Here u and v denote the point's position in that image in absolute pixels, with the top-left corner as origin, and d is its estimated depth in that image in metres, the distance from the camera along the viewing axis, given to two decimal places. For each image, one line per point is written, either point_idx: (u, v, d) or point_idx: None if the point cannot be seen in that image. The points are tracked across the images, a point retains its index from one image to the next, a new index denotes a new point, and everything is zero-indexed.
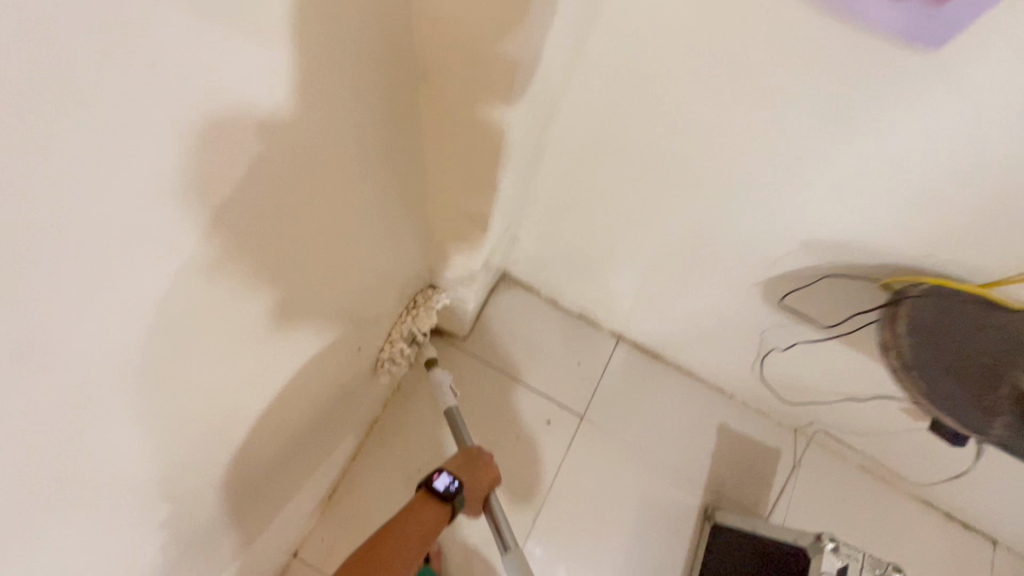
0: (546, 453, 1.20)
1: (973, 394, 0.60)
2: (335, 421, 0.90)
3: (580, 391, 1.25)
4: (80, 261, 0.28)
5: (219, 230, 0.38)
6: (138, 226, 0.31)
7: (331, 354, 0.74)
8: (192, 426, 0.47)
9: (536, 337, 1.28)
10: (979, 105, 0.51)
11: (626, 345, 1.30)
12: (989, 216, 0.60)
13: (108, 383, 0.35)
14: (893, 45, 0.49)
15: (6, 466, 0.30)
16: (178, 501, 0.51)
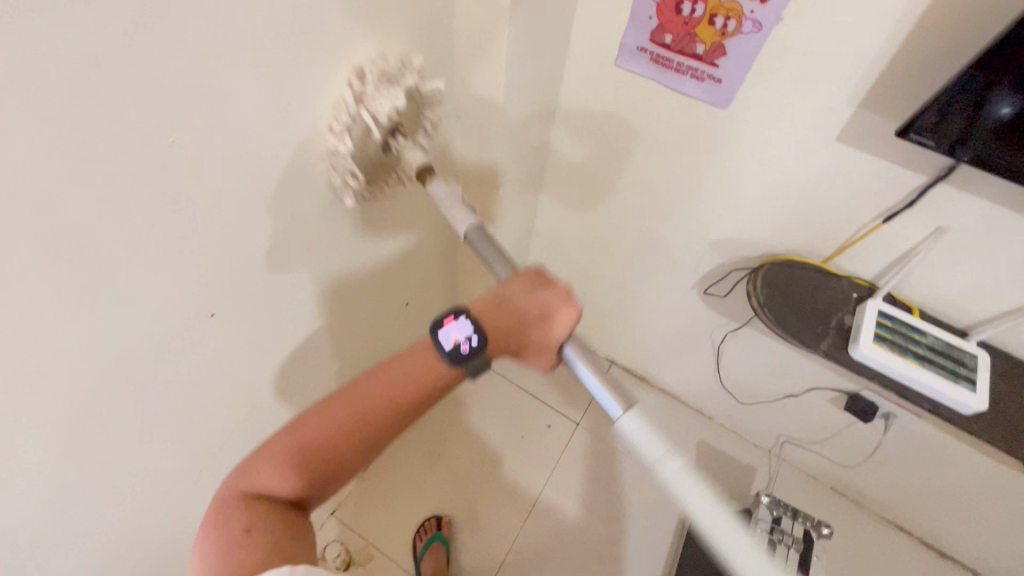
0: (546, 452, 1.38)
1: (809, 325, 0.79)
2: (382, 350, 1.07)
3: (578, 402, 1.45)
4: (223, 233, 0.54)
5: (296, 225, 0.63)
6: (262, 221, 0.59)
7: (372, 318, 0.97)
8: (262, 358, 0.73)
9: (540, 357, 1.51)
10: (788, 137, 0.73)
11: (617, 369, 1.51)
12: (826, 225, 0.79)
13: (223, 308, 0.61)
14: (705, 105, 0.75)
15: (166, 342, 0.57)
16: (241, 414, 0.76)
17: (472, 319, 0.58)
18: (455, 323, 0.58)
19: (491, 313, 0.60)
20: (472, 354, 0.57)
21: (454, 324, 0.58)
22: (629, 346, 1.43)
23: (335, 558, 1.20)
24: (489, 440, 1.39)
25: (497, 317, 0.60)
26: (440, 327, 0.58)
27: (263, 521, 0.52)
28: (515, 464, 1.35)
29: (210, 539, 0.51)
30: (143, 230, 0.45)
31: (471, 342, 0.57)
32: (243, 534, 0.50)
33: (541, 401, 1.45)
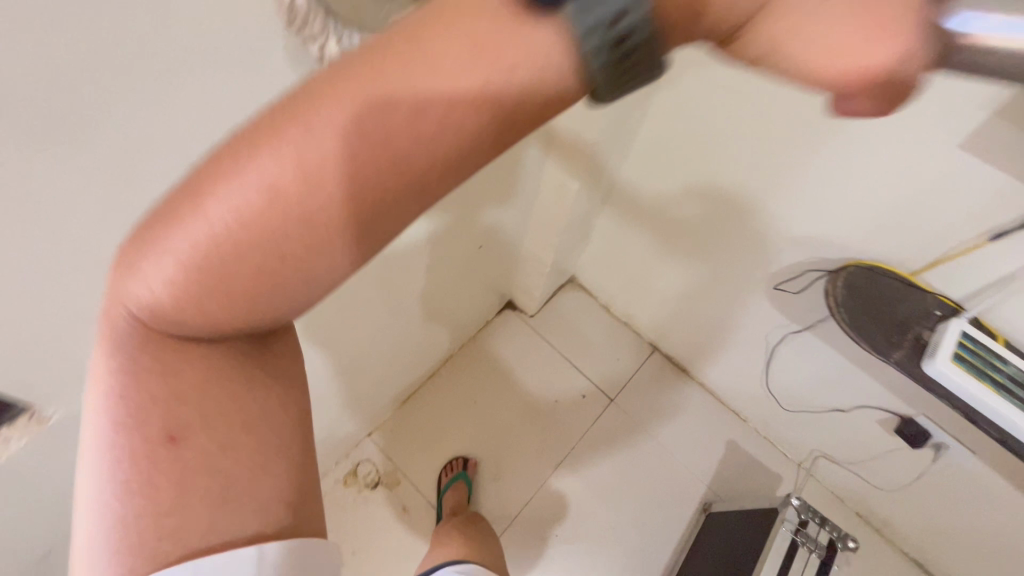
0: (576, 420, 1.41)
1: (884, 332, 0.79)
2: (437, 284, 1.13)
3: (615, 380, 1.47)
4: None
5: None
6: None
7: (442, 249, 1.02)
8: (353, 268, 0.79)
9: (586, 330, 1.54)
10: (907, 141, 0.71)
11: (659, 356, 1.52)
12: (923, 237, 0.78)
13: None
14: (825, 94, 0.74)
15: None
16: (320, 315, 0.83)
17: None
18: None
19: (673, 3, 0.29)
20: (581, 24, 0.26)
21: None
22: (677, 335, 1.43)
23: (366, 476, 1.28)
24: (524, 398, 1.43)
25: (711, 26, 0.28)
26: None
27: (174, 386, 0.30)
28: (545, 426, 1.40)
29: (110, 361, 0.30)
30: None
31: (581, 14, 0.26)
32: (167, 443, 0.30)
33: (579, 371, 1.48)
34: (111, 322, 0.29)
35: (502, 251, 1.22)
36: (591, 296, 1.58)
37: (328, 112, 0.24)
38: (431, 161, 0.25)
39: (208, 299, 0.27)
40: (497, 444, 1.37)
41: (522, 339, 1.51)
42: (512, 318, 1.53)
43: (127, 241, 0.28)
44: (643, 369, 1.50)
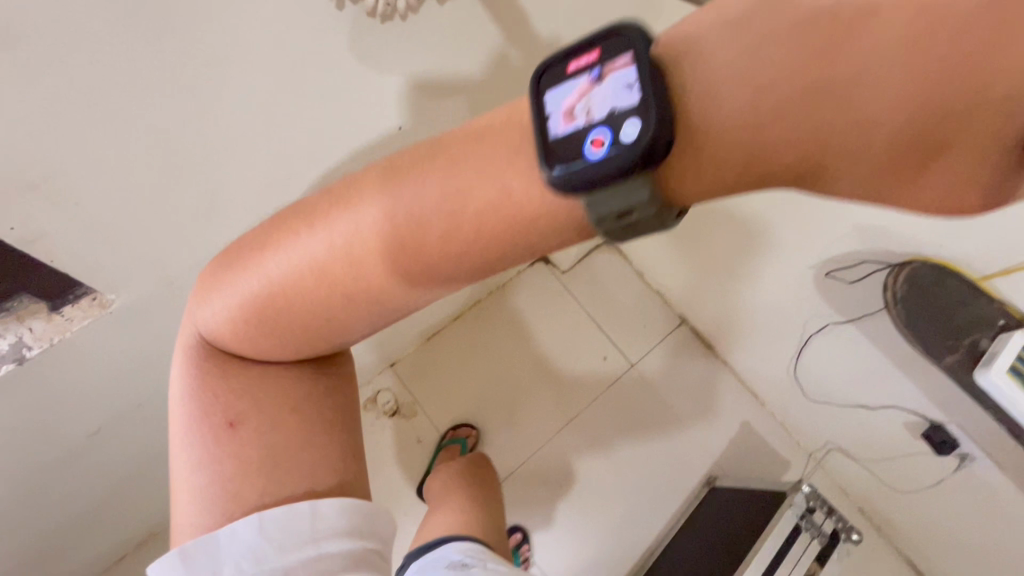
0: (594, 380, 1.42)
1: (941, 335, 0.77)
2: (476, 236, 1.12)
3: (639, 346, 1.47)
4: None
5: None
6: None
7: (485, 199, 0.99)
8: None
9: (617, 293, 1.52)
10: None
11: (686, 328, 1.51)
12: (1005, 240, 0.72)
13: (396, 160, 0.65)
14: None
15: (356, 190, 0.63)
16: None
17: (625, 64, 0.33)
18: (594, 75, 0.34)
19: (735, 76, 0.31)
20: (615, 148, 0.32)
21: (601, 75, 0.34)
22: (708, 309, 1.41)
23: (385, 404, 1.33)
24: (544, 352, 1.44)
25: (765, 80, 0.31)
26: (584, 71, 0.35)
27: (255, 404, 0.49)
28: (562, 381, 1.41)
29: (189, 368, 0.50)
30: None
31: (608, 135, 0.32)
32: (227, 429, 0.49)
33: (603, 333, 1.48)
34: (189, 335, 0.51)
35: None
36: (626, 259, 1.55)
37: (404, 198, 0.39)
38: (467, 271, 0.41)
39: (267, 319, 0.46)
40: (514, 394, 1.39)
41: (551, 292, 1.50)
42: (543, 271, 1.52)
43: (232, 283, 0.47)
44: (667, 339, 1.49)
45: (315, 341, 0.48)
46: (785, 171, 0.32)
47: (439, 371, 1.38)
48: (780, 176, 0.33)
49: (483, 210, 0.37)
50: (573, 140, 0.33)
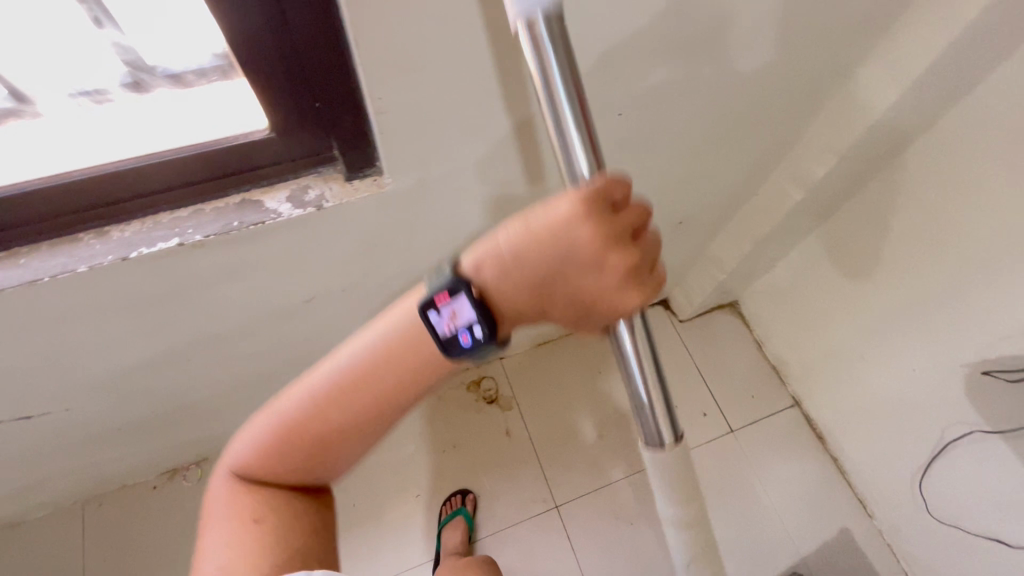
0: (690, 432, 1.42)
1: None
2: None
3: (742, 414, 1.44)
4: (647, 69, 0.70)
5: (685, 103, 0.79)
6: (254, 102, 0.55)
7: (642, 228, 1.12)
8: None
9: (729, 357, 1.51)
10: None
11: (797, 412, 1.45)
12: None
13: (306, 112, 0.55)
14: None
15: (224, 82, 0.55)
16: None
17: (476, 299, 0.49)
18: (455, 301, 0.49)
19: (522, 274, 0.49)
20: (477, 340, 0.50)
21: (449, 303, 0.49)
22: (829, 398, 1.35)
23: (486, 390, 1.41)
24: None
25: (533, 292, 0.50)
26: (434, 306, 0.49)
27: (265, 504, 0.59)
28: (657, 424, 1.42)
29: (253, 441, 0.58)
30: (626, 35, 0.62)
31: (479, 327, 0.49)
32: (249, 522, 0.58)
33: (708, 392, 1.47)
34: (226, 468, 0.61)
35: (688, 246, 1.26)
36: (747, 327, 1.55)
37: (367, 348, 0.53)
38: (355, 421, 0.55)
39: (285, 443, 0.56)
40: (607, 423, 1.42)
41: (664, 339, 1.53)
42: (661, 316, 1.57)
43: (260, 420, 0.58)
44: (775, 417, 1.44)
45: (312, 465, 0.59)
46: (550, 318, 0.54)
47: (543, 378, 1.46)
48: (561, 302, 0.51)
49: (380, 362, 0.53)
50: (449, 343, 0.50)
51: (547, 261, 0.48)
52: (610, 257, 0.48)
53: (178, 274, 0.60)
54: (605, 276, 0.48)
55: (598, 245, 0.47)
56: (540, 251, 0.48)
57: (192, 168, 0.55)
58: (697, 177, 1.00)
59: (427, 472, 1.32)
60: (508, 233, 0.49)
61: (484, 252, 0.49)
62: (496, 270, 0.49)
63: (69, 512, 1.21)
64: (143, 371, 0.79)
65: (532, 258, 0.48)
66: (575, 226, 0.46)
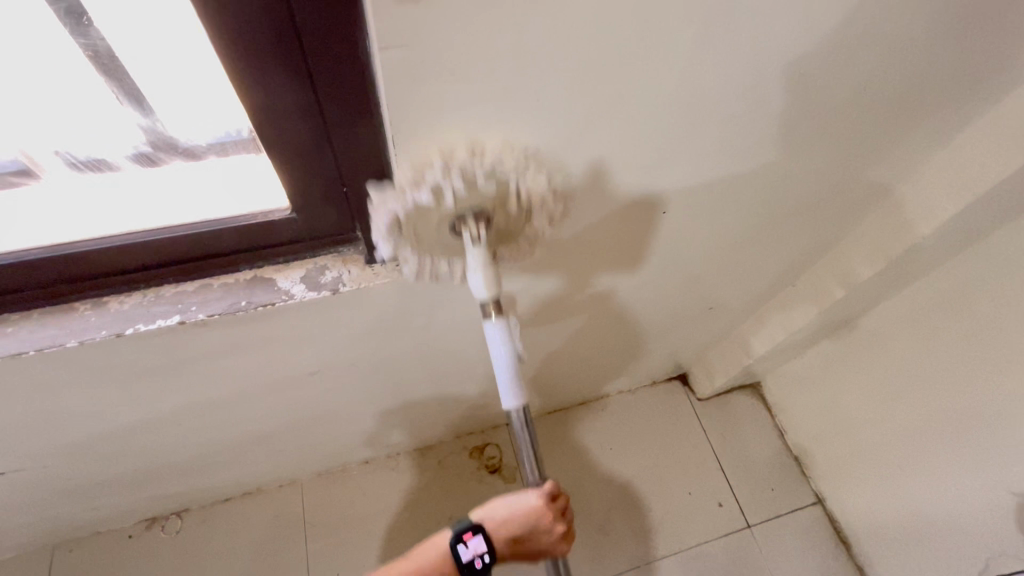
0: (704, 523, 1.32)
1: None
2: (646, 336, 1.18)
3: (760, 508, 1.35)
4: (699, 165, 0.66)
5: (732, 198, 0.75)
6: (270, 180, 0.53)
7: (670, 308, 1.07)
8: (615, 281, 0.90)
9: (749, 443, 1.43)
10: None
11: (819, 511, 1.35)
12: None
13: (331, 192, 0.51)
14: None
15: (240, 156, 0.53)
16: (557, 303, 0.91)
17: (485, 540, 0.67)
18: (475, 538, 0.67)
19: (502, 532, 0.69)
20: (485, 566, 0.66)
21: (472, 541, 0.67)
22: (856, 501, 1.26)
23: (489, 458, 1.33)
24: (658, 473, 1.38)
25: (510, 543, 0.70)
26: (462, 541, 0.67)
27: None
28: (668, 510, 1.33)
29: None
30: (682, 136, 0.59)
31: (487, 556, 0.67)
32: None
33: (725, 479, 1.38)
34: None
35: (715, 327, 1.20)
36: (768, 411, 1.47)
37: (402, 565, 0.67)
38: None
39: None
40: (614, 505, 1.32)
41: (681, 416, 1.45)
42: (679, 391, 1.49)
43: None
44: (796, 514, 1.34)
45: None
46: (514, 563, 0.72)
47: (549, 449, 1.37)
48: (525, 549, 0.71)
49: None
50: (466, 568, 0.66)
51: (525, 524, 0.69)
52: (557, 526, 0.69)
53: (178, 349, 0.55)
54: (553, 537, 0.69)
55: (551, 519, 0.69)
56: (510, 529, 0.69)
57: (204, 244, 0.52)
58: (733, 264, 0.96)
59: (418, 544, 1.23)
60: (495, 507, 0.71)
61: (489, 511, 0.71)
62: (501, 517, 0.69)
63: (37, 555, 1.13)
64: (131, 432, 0.73)
65: (516, 521, 0.69)
66: (538, 509, 0.68)
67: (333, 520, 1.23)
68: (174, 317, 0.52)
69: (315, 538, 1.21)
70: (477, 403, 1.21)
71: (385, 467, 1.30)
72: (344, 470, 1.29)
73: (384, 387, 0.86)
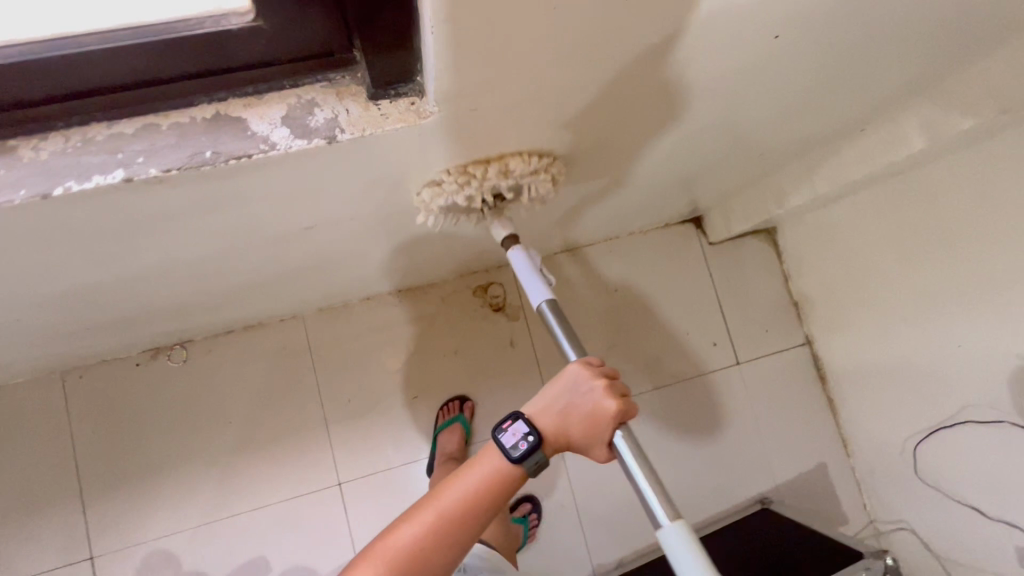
0: (698, 360, 1.39)
1: None
2: (676, 179, 1.05)
3: (752, 348, 1.41)
4: None
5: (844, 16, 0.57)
6: None
7: (712, 151, 0.93)
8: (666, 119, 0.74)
9: (753, 288, 1.42)
10: None
11: (806, 351, 1.42)
12: None
13: None
14: None
15: None
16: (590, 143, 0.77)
17: (527, 423, 0.66)
18: (511, 427, 0.66)
19: (546, 412, 0.67)
20: (530, 448, 0.65)
21: (511, 429, 0.66)
22: (846, 346, 1.31)
23: (494, 297, 1.31)
24: (660, 314, 1.39)
25: (556, 420, 0.67)
26: (502, 432, 0.66)
27: None
28: (666, 348, 1.38)
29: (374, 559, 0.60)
30: None
31: (530, 438, 0.65)
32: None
33: (723, 321, 1.41)
34: None
35: (752, 172, 1.08)
36: (778, 258, 1.44)
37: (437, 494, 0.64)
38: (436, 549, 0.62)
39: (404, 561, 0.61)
40: (615, 344, 1.36)
41: (690, 260, 1.42)
42: (691, 235, 1.43)
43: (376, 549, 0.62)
44: (784, 354, 1.41)
45: None
46: (585, 432, 0.66)
47: (554, 290, 1.35)
48: (576, 426, 0.66)
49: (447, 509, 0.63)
50: (511, 453, 0.64)
51: (560, 410, 0.67)
52: (600, 383, 0.66)
53: (127, 208, 0.43)
54: (597, 397, 0.65)
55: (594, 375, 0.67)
56: (558, 392, 0.68)
57: (133, 63, 0.36)
58: (803, 105, 0.80)
59: (424, 374, 1.27)
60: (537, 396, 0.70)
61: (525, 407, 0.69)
62: (533, 412, 0.68)
63: (49, 381, 1.15)
64: (105, 288, 0.64)
65: (554, 401, 0.68)
66: (578, 371, 0.67)
67: (340, 352, 1.25)
68: (125, 169, 0.38)
69: (324, 369, 1.24)
70: (484, 245, 1.14)
71: (388, 304, 1.27)
72: (346, 307, 1.26)
73: (390, 238, 0.76)
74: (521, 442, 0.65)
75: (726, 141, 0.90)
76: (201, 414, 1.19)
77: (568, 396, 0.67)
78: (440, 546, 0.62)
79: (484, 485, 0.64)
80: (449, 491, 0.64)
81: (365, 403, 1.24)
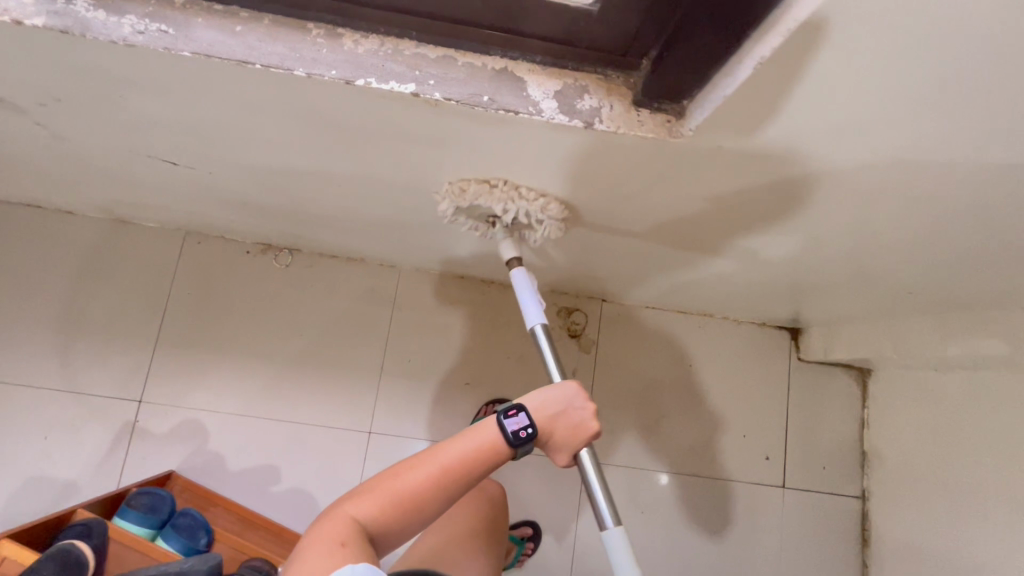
0: (745, 465, 1.34)
1: None
2: (805, 285, 1.04)
3: (803, 478, 1.34)
4: None
5: None
6: None
7: (859, 272, 0.91)
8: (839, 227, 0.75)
9: (826, 419, 1.37)
10: None
11: (856, 504, 1.34)
12: None
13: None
14: None
15: None
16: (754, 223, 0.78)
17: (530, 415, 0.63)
18: (516, 416, 0.62)
19: (544, 410, 0.65)
20: (528, 439, 0.62)
21: (516, 414, 0.63)
22: (906, 516, 1.23)
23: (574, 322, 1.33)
24: (723, 405, 1.36)
25: (550, 422, 0.64)
26: (508, 413, 0.63)
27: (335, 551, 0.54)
28: (717, 440, 1.34)
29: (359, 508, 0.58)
30: None
31: (530, 430, 0.62)
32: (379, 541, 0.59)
33: (784, 438, 1.36)
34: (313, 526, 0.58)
35: (881, 304, 1.05)
36: (861, 399, 1.38)
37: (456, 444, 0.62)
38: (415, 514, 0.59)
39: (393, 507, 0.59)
40: (670, 414, 1.34)
41: (774, 367, 1.38)
42: (783, 342, 1.39)
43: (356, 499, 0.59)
44: (832, 497, 1.34)
45: (391, 531, 0.59)
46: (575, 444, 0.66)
47: (632, 340, 1.35)
48: (563, 434, 0.65)
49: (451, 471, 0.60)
50: (510, 438, 0.61)
51: (557, 407, 0.65)
52: (586, 405, 0.66)
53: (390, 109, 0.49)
54: (588, 415, 0.66)
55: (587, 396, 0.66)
56: (555, 401, 0.65)
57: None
58: (977, 265, 0.78)
59: (482, 365, 1.30)
60: (537, 396, 0.65)
61: (534, 397, 0.65)
62: (536, 402, 0.65)
63: (173, 235, 1.25)
64: (296, 174, 0.70)
65: (550, 404, 0.65)
66: (572, 394, 0.66)
67: (418, 314, 1.29)
68: None
69: (399, 324, 1.29)
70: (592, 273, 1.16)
71: (478, 289, 1.32)
72: (440, 276, 1.32)
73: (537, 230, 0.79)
74: (522, 430, 0.62)
75: (878, 269, 0.89)
76: (280, 317, 1.26)
77: (562, 415, 0.65)
78: (418, 509, 0.59)
79: (472, 459, 0.61)
80: (418, 468, 0.60)
81: (422, 369, 1.28)
